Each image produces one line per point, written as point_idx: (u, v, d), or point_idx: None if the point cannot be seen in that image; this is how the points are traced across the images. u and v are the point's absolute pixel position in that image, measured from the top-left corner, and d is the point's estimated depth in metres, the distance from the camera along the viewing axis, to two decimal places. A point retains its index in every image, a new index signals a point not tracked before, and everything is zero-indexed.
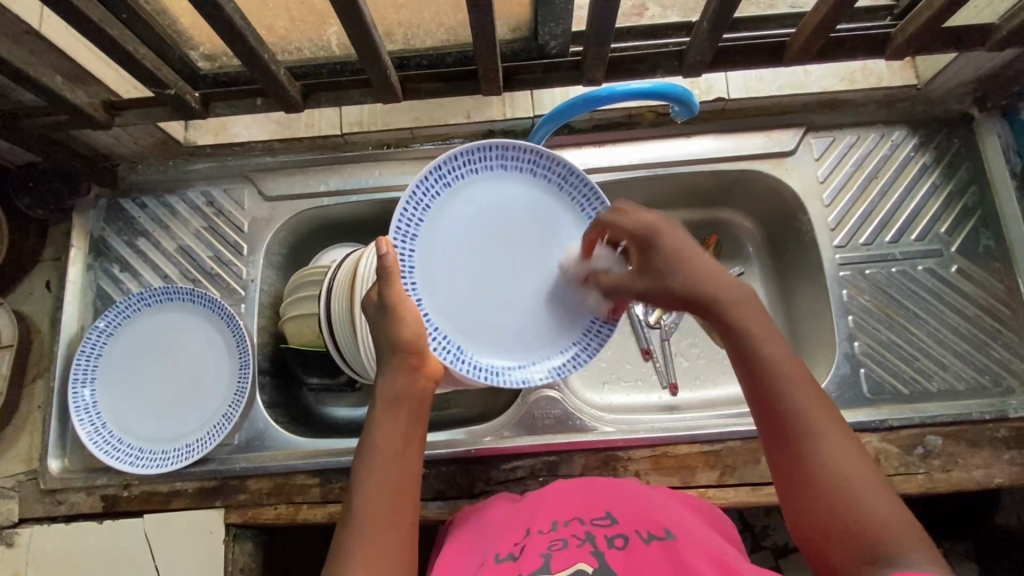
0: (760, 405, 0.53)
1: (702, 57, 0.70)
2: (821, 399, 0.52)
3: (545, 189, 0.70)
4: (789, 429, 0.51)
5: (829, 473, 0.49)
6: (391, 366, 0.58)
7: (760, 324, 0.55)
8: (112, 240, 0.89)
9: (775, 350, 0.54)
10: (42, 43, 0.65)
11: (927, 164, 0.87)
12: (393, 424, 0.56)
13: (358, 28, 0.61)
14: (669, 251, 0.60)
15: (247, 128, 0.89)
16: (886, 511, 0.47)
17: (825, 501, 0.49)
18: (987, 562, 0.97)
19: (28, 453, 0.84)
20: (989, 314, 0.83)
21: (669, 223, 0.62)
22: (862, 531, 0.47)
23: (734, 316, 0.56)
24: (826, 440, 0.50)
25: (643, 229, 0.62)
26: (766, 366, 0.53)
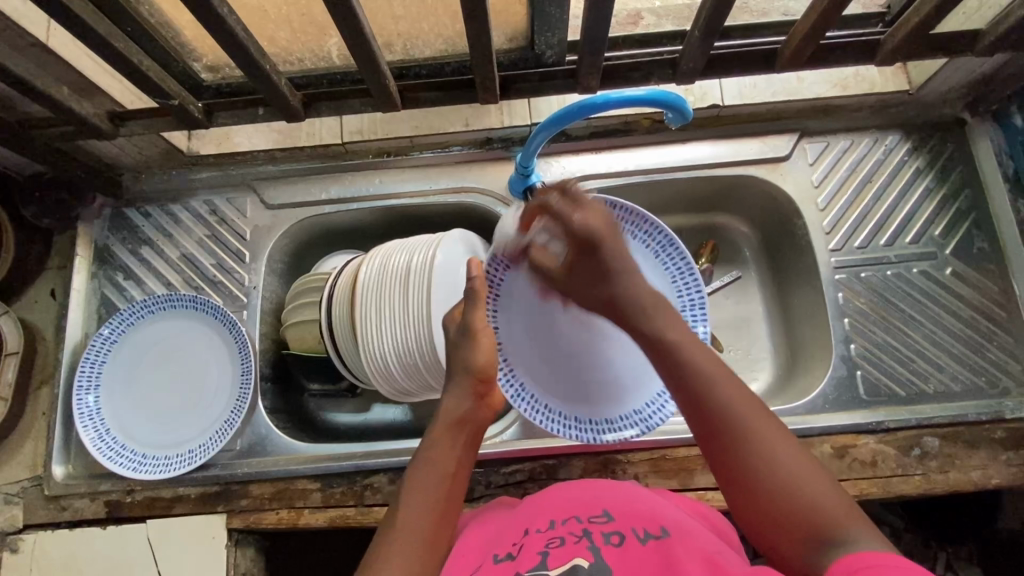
0: (696, 412, 0.57)
1: (695, 64, 0.72)
2: (747, 397, 0.55)
3: (645, 254, 0.75)
4: (719, 427, 0.55)
5: (766, 465, 0.52)
6: (457, 391, 0.64)
7: (681, 334, 0.60)
8: (116, 249, 0.90)
9: (705, 362, 0.58)
10: (50, 56, 0.67)
11: (920, 168, 0.88)
12: (451, 444, 0.61)
13: (358, 39, 0.63)
14: (611, 254, 0.64)
15: (249, 137, 0.91)
16: (830, 495, 0.50)
17: (765, 491, 0.51)
18: (990, 566, 0.97)
19: (33, 459, 0.85)
20: (984, 316, 0.83)
21: (607, 228, 0.65)
22: (807, 517, 0.49)
23: (656, 327, 0.61)
24: (765, 439, 0.53)
25: (587, 230, 0.65)
26: (693, 371, 0.57)
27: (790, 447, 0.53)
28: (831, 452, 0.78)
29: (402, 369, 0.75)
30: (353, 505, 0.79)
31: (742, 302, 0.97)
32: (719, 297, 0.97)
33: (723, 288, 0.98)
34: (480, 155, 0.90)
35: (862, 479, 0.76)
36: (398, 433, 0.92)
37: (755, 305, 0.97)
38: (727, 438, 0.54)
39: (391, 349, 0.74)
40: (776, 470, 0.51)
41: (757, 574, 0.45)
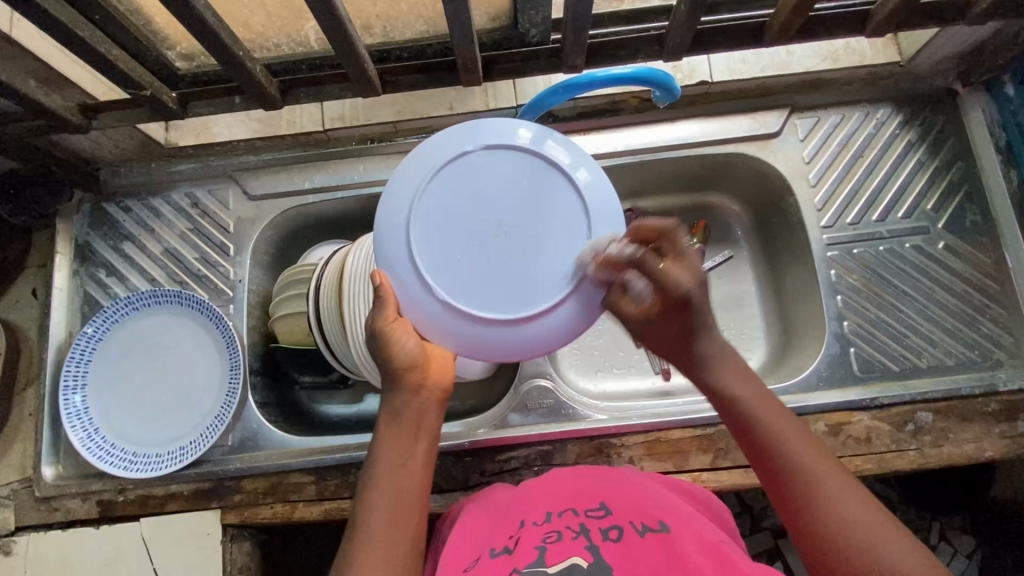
0: (763, 467, 0.54)
1: (682, 41, 0.70)
2: (815, 444, 0.53)
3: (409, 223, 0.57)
4: (784, 481, 0.52)
5: (834, 520, 0.49)
6: (396, 387, 0.58)
7: (749, 387, 0.57)
8: (96, 245, 0.88)
9: (771, 413, 0.55)
10: (14, 48, 0.64)
11: (912, 142, 0.87)
12: (399, 439, 0.57)
13: (333, 22, 0.61)
14: (701, 308, 0.56)
15: (229, 127, 0.89)
16: (902, 552, 0.47)
17: (844, 562, 0.48)
18: (982, 535, 0.99)
19: (22, 461, 0.83)
20: (977, 290, 0.83)
21: (695, 278, 0.56)
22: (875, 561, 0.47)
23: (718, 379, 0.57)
24: (829, 489, 0.50)
25: (679, 289, 0.55)
26: (765, 433, 0.54)
27: (860, 494, 0.50)
28: (825, 429, 0.78)
29: None
30: (348, 497, 0.79)
31: (733, 281, 0.97)
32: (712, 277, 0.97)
33: (716, 268, 0.97)
34: None
35: (856, 456, 0.76)
36: None
37: (747, 284, 0.96)
38: (790, 487, 0.52)
39: None
40: (847, 521, 0.49)
41: None
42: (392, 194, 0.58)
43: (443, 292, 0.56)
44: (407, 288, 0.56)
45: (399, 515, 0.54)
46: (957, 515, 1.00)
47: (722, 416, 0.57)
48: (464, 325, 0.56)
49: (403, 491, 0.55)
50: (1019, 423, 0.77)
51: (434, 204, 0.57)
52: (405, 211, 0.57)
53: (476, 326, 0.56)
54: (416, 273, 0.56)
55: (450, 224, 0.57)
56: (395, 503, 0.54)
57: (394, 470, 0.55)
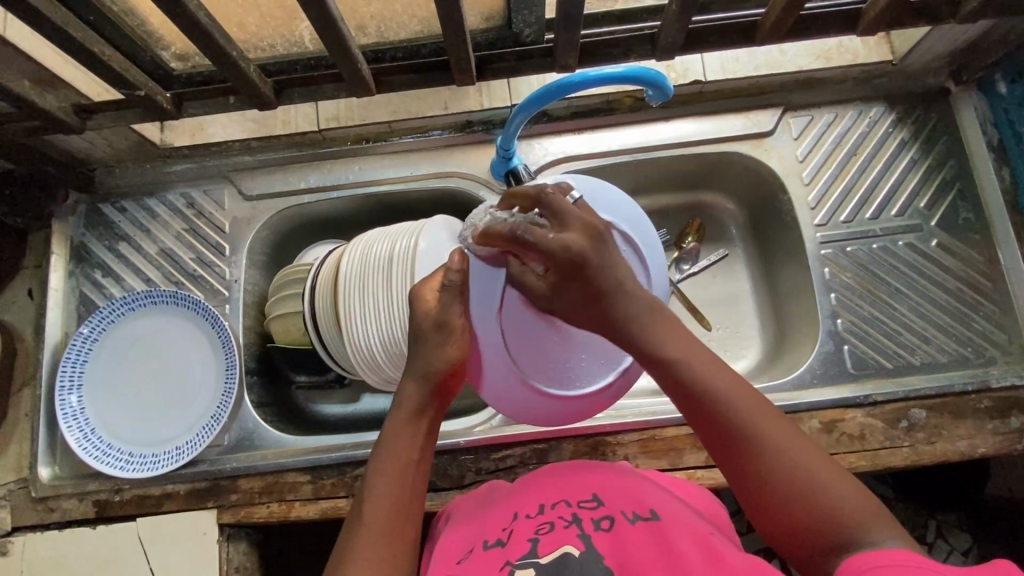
0: (698, 420, 0.51)
1: (674, 39, 0.70)
2: (752, 394, 0.51)
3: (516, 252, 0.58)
4: (725, 434, 0.50)
5: (775, 473, 0.48)
6: (417, 378, 0.59)
7: (676, 340, 0.53)
8: (92, 245, 0.88)
9: (705, 366, 0.52)
10: (8, 49, 0.64)
11: (905, 140, 0.87)
12: (410, 438, 0.57)
13: (327, 23, 0.61)
14: (600, 270, 0.53)
15: (224, 128, 0.88)
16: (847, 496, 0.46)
17: (784, 510, 0.47)
18: (977, 532, 0.99)
19: (18, 461, 0.84)
20: (969, 287, 0.83)
21: (588, 236, 0.54)
22: (821, 510, 0.46)
23: (652, 342, 0.53)
24: (772, 442, 0.48)
25: (563, 245, 0.53)
26: (700, 383, 0.51)
27: (806, 441, 0.49)
28: (819, 427, 0.78)
29: (387, 359, 0.73)
30: (344, 496, 0.79)
31: (728, 279, 0.97)
32: (707, 275, 0.97)
33: (711, 267, 0.98)
34: (460, 139, 0.88)
35: (850, 452, 0.77)
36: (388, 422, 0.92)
37: (742, 282, 0.97)
38: (729, 442, 0.50)
39: (376, 338, 0.73)
40: (788, 473, 0.47)
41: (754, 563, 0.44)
42: (499, 222, 0.58)
43: (505, 335, 0.59)
44: (478, 308, 0.59)
45: (403, 503, 0.54)
46: (953, 512, 1.00)
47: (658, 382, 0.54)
48: (513, 378, 0.61)
49: (411, 491, 0.55)
50: (1012, 419, 0.77)
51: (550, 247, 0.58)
52: (505, 257, 0.59)
53: (512, 377, 0.61)
54: (496, 312, 0.59)
55: (544, 277, 0.59)
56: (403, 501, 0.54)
57: (404, 470, 0.56)
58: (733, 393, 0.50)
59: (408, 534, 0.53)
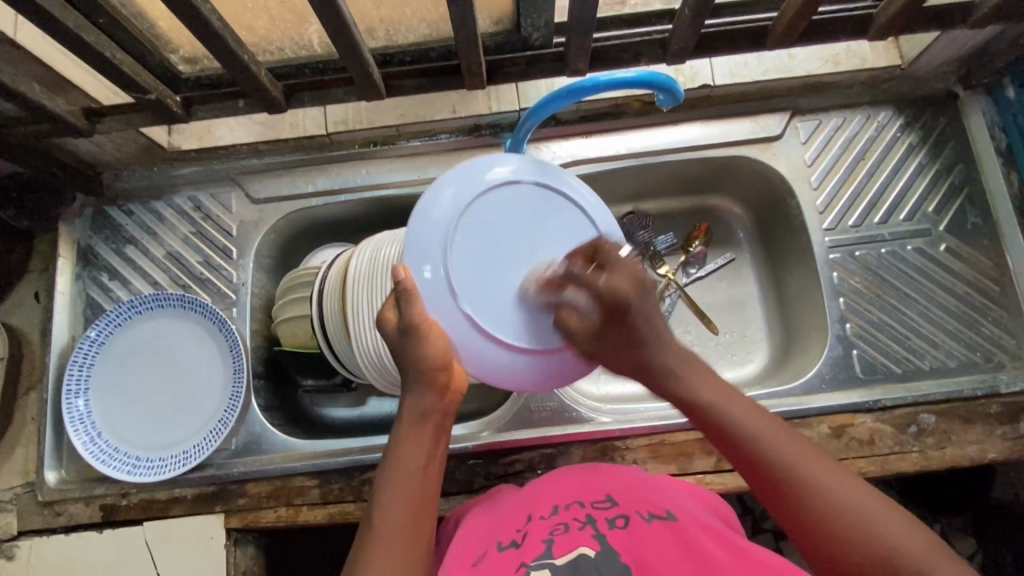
0: (746, 470, 0.53)
1: (686, 44, 0.70)
2: (792, 436, 0.53)
3: (447, 230, 0.60)
4: (778, 482, 0.51)
5: (833, 516, 0.47)
6: (417, 387, 0.58)
7: (711, 387, 0.58)
8: (99, 248, 0.88)
9: (738, 411, 0.55)
10: (19, 52, 0.64)
11: (913, 145, 0.87)
12: (418, 440, 0.58)
13: (338, 27, 0.61)
14: (642, 318, 0.60)
15: (232, 130, 0.89)
16: (906, 535, 0.45)
17: (847, 550, 0.46)
18: (984, 536, 0.99)
19: (24, 465, 0.83)
20: (977, 291, 0.83)
21: (636, 286, 0.60)
22: (881, 548, 0.45)
23: (688, 390, 0.58)
24: (819, 478, 0.50)
25: (614, 294, 0.60)
26: (738, 430, 0.54)
27: (855, 483, 0.49)
28: (828, 432, 0.78)
29: (395, 362, 0.73)
30: (352, 500, 0.79)
31: (735, 283, 0.97)
32: (714, 279, 0.97)
33: (718, 270, 0.97)
34: (468, 143, 0.88)
35: (860, 458, 0.77)
36: (396, 427, 0.92)
37: (749, 286, 0.97)
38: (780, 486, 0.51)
39: (384, 342, 0.72)
40: (841, 508, 0.48)
41: (769, 559, 0.44)
42: (426, 205, 0.61)
43: (472, 313, 0.60)
44: (432, 292, 0.59)
45: (419, 510, 0.55)
46: (959, 516, 1.00)
47: (703, 431, 0.57)
48: (483, 348, 0.60)
49: (423, 490, 0.56)
50: (1021, 424, 0.77)
51: (472, 218, 0.61)
52: (437, 246, 0.60)
53: (494, 349, 0.60)
54: (449, 292, 0.59)
55: (482, 249, 0.61)
56: (417, 500, 0.55)
57: (415, 469, 0.56)
58: (769, 434, 0.53)
59: (420, 551, 0.53)
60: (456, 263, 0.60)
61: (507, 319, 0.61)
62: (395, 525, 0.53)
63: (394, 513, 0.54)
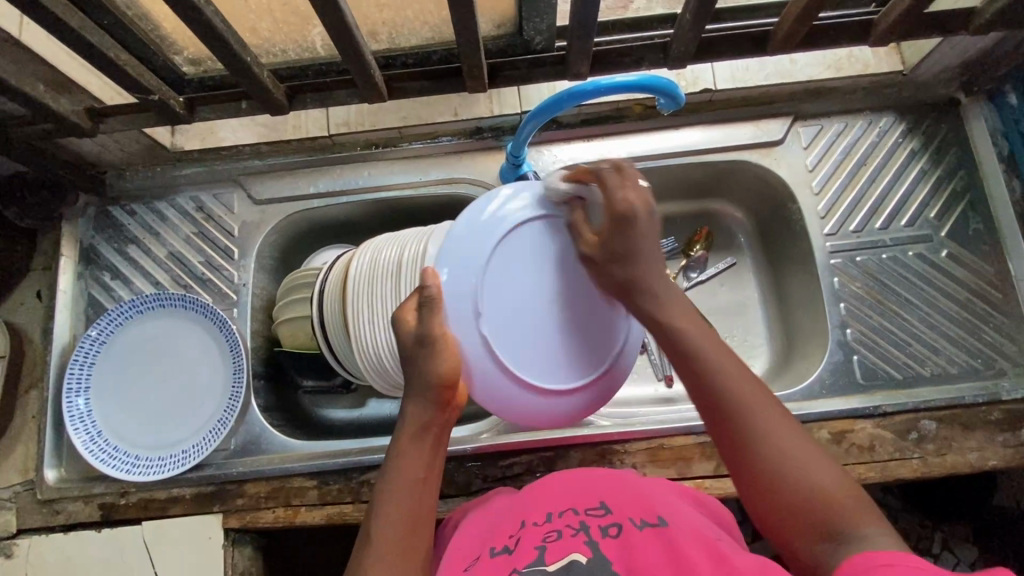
0: (705, 408, 0.55)
1: (686, 48, 0.70)
2: (754, 382, 0.54)
3: (474, 251, 0.60)
4: (732, 421, 0.53)
5: (775, 460, 0.50)
6: (419, 398, 0.59)
7: (693, 326, 0.57)
8: (102, 248, 0.88)
9: (716, 353, 0.55)
10: (23, 52, 0.65)
11: (915, 150, 0.87)
12: (417, 452, 0.58)
13: (341, 29, 0.61)
14: (642, 235, 0.57)
15: (235, 132, 0.89)
16: (831, 483, 0.48)
17: (778, 484, 0.49)
18: (985, 545, 0.98)
19: (24, 463, 0.83)
20: (979, 297, 0.83)
21: (646, 202, 0.57)
22: (809, 495, 0.48)
23: (668, 320, 0.57)
24: (770, 424, 0.51)
25: (629, 208, 0.57)
26: (707, 371, 0.55)
27: (803, 437, 0.51)
28: (828, 437, 0.77)
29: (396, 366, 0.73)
30: (350, 502, 0.79)
31: (736, 288, 0.97)
32: (714, 283, 0.97)
33: (718, 275, 0.97)
34: (469, 146, 0.89)
35: (859, 464, 0.76)
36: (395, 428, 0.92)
37: (750, 291, 0.97)
38: (735, 427, 0.52)
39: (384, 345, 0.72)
40: (782, 457, 0.50)
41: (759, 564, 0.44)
42: (461, 229, 0.61)
43: (491, 340, 0.59)
44: (456, 313, 0.59)
45: (416, 523, 0.55)
46: (960, 524, 0.99)
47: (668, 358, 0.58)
48: (500, 375, 0.60)
49: (420, 504, 0.56)
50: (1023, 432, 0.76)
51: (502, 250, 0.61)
52: (464, 267, 0.60)
53: (504, 374, 0.60)
54: (473, 316, 0.59)
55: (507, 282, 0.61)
56: (411, 515, 0.55)
57: (411, 482, 0.56)
58: (734, 380, 0.54)
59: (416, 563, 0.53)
60: (480, 288, 0.60)
61: (521, 349, 0.60)
62: (389, 535, 0.54)
63: (390, 529, 0.54)
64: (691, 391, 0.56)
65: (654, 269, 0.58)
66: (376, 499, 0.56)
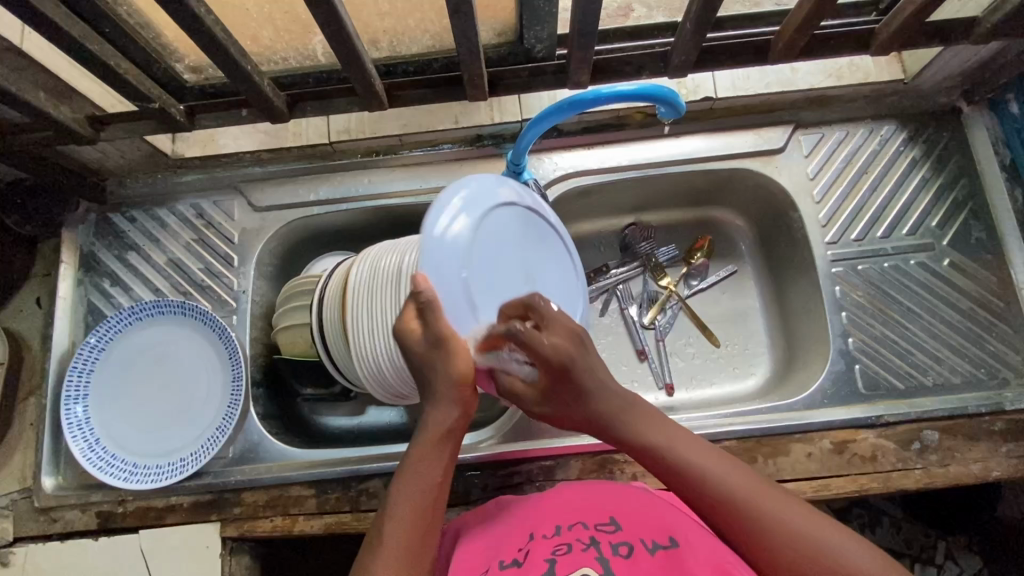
0: (689, 499, 0.54)
1: (687, 57, 0.70)
2: (736, 466, 0.54)
3: (457, 241, 0.61)
4: (727, 511, 0.51)
5: (789, 540, 0.48)
6: (445, 402, 0.56)
7: (663, 430, 0.56)
8: (102, 255, 0.88)
9: (690, 450, 0.55)
10: (24, 60, 0.65)
11: (916, 159, 0.87)
12: (437, 458, 0.56)
13: (342, 38, 0.61)
14: (586, 371, 0.56)
15: (235, 139, 0.89)
16: (855, 554, 0.47)
17: (796, 564, 0.48)
18: (989, 556, 0.97)
19: (22, 471, 0.83)
20: (982, 307, 0.83)
21: (574, 338, 0.57)
22: (833, 566, 0.47)
23: (631, 428, 0.57)
24: (770, 508, 0.50)
25: (561, 356, 0.56)
26: (685, 464, 0.54)
27: (811, 511, 0.50)
28: (830, 448, 0.77)
29: (395, 371, 0.73)
30: (349, 511, 0.78)
31: (737, 296, 0.97)
32: (715, 291, 0.97)
33: (720, 282, 0.97)
34: (469, 154, 0.89)
35: (862, 474, 0.76)
36: (394, 436, 0.92)
37: (751, 299, 0.96)
38: (733, 512, 0.51)
39: (383, 351, 0.72)
40: (797, 537, 0.48)
41: None
42: (437, 218, 0.61)
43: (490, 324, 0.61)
44: (456, 303, 0.59)
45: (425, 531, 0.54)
46: (963, 534, 0.99)
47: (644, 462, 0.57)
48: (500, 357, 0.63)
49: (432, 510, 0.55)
50: None
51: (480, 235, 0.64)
52: (450, 258, 0.60)
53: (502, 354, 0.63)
54: (469, 305, 0.60)
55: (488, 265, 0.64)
56: (423, 521, 0.54)
57: (427, 488, 0.55)
58: (715, 470, 0.53)
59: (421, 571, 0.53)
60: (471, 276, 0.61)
61: None
62: (400, 538, 0.53)
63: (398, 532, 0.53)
64: (676, 490, 0.55)
65: (601, 381, 0.57)
66: (390, 498, 0.55)
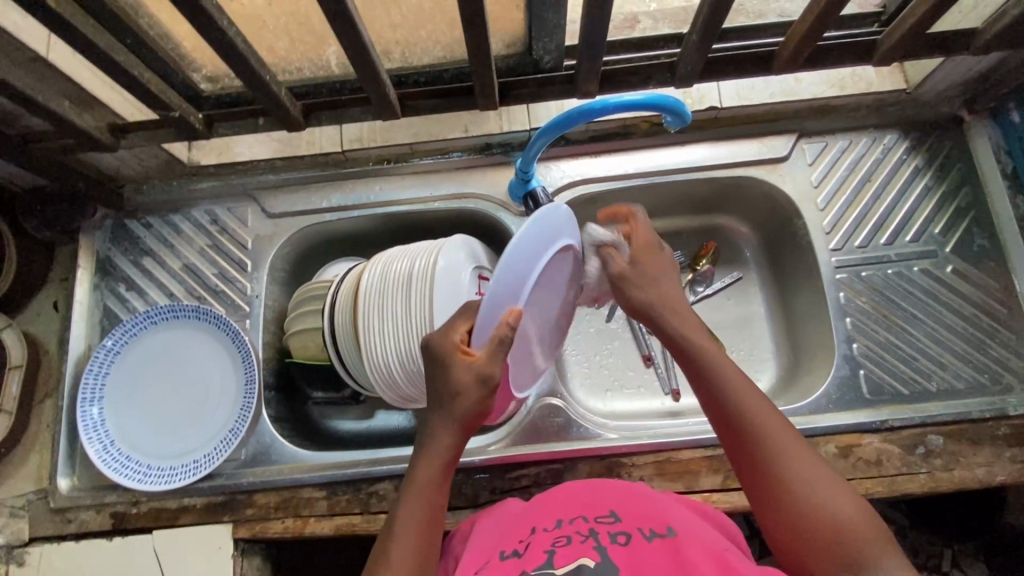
0: (728, 434, 0.60)
1: (693, 67, 0.72)
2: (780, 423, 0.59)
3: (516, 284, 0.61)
4: (751, 451, 0.58)
5: (801, 493, 0.54)
6: (445, 433, 0.61)
7: (727, 371, 0.62)
8: (118, 260, 0.90)
9: (740, 390, 0.60)
10: (49, 70, 0.67)
11: (919, 167, 0.88)
12: (434, 487, 0.60)
13: (357, 49, 0.63)
14: (665, 275, 0.70)
15: (250, 147, 0.92)
16: (852, 517, 0.52)
17: (795, 509, 0.54)
18: (996, 563, 0.98)
19: (38, 472, 0.85)
20: (985, 313, 0.84)
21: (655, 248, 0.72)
22: (831, 526, 0.52)
23: (693, 352, 0.64)
24: (792, 462, 0.56)
25: (652, 244, 0.72)
26: (730, 402, 0.60)
27: (830, 479, 0.55)
28: (836, 452, 0.78)
29: (405, 376, 0.74)
30: (359, 513, 0.79)
31: (742, 302, 0.98)
32: (720, 297, 0.98)
33: (725, 289, 0.98)
34: (480, 162, 0.90)
35: (867, 478, 0.76)
36: (403, 439, 0.93)
37: (756, 305, 0.97)
38: (754, 458, 0.57)
39: (394, 355, 0.74)
40: (806, 490, 0.54)
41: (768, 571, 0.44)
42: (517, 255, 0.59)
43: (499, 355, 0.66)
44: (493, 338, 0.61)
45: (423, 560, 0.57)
46: (970, 541, 0.99)
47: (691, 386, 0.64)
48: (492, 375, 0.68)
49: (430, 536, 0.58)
50: None
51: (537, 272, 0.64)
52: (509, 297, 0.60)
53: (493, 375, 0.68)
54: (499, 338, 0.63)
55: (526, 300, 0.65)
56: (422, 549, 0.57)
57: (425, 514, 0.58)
58: (758, 413, 0.59)
59: None
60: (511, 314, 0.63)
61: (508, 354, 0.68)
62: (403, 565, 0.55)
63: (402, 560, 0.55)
64: (715, 420, 0.61)
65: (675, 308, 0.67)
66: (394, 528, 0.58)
